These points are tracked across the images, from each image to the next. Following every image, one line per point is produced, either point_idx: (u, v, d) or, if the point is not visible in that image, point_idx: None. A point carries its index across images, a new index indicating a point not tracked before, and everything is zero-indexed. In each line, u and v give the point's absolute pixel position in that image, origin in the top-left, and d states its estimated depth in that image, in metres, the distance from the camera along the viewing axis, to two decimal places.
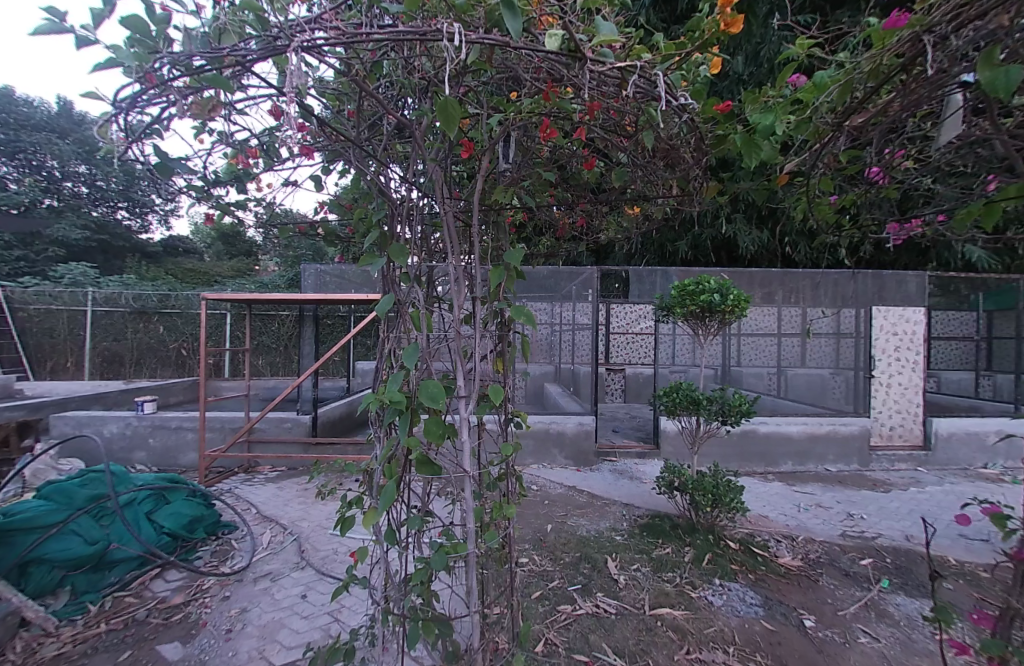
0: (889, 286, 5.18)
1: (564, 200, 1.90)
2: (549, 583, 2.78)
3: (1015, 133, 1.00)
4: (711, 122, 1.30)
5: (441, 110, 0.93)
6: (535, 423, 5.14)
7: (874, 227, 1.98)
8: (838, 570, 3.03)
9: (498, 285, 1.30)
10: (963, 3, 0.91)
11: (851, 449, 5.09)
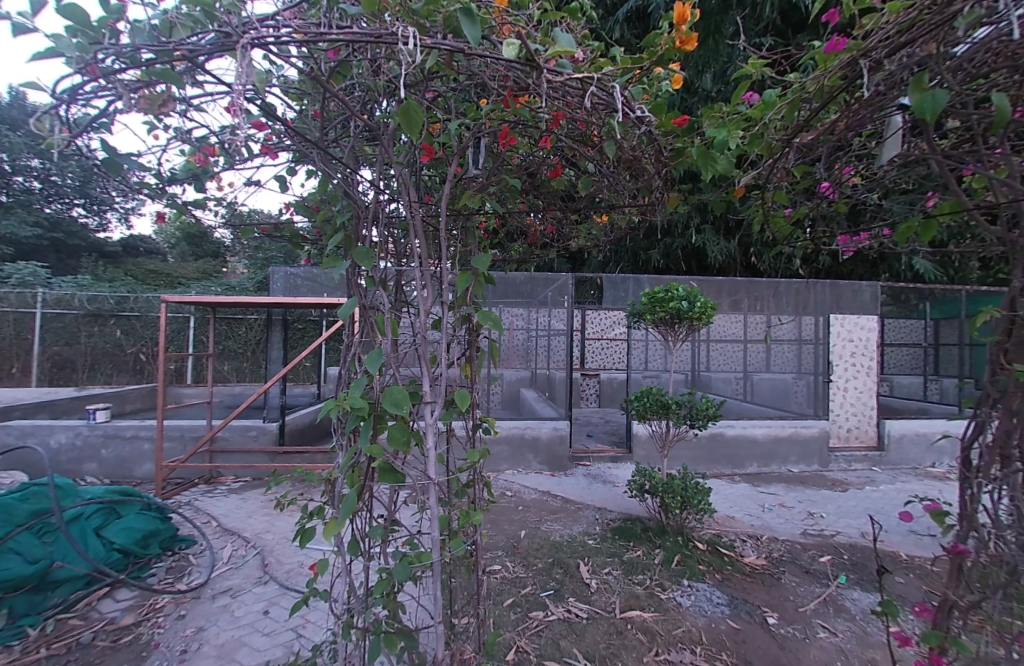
0: (845, 295, 5.47)
1: (535, 206, 1.92)
2: (521, 590, 2.77)
3: (946, 154, 1.07)
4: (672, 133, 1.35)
5: (404, 115, 0.92)
6: (507, 430, 5.13)
7: (827, 239, 2.09)
8: (799, 568, 3.15)
9: (465, 291, 1.29)
10: (897, 30, 0.98)
11: (811, 450, 5.33)
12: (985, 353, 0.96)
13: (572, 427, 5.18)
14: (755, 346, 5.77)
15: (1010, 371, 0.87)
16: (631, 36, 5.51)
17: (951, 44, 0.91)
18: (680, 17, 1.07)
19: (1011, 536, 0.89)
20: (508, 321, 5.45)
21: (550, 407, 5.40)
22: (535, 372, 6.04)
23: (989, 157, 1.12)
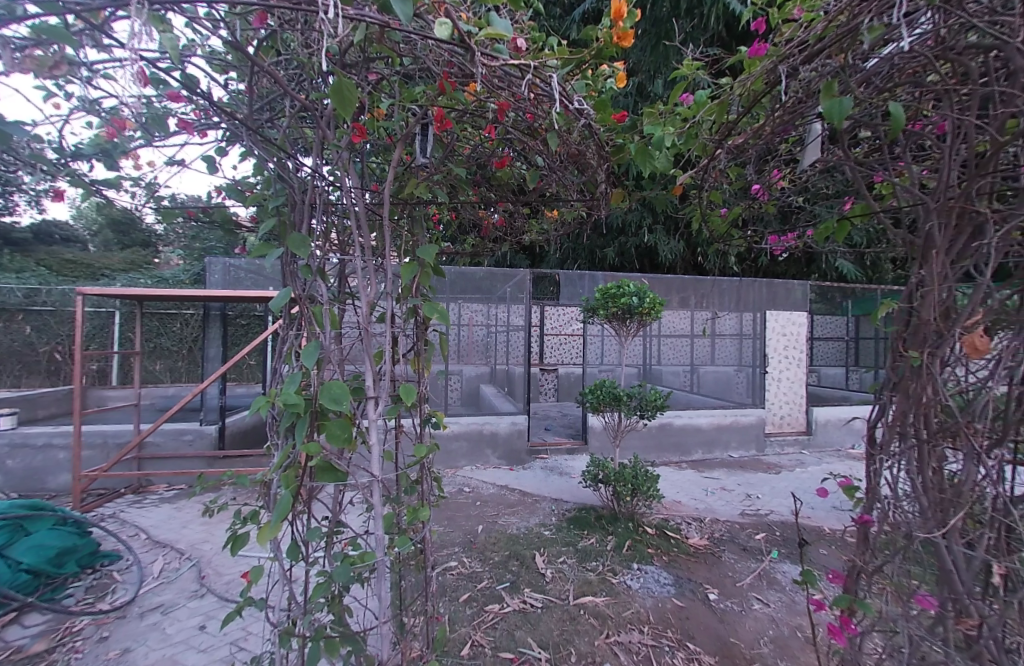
0: (780, 293, 5.87)
1: (486, 199, 1.89)
2: (477, 584, 2.77)
3: (857, 160, 1.16)
4: (612, 130, 1.38)
5: (335, 92, 0.88)
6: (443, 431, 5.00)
7: (760, 239, 2.23)
8: (737, 546, 3.37)
9: (411, 282, 1.25)
10: (810, 41, 1.05)
11: (750, 436, 5.72)
12: (886, 342, 1.06)
13: (529, 422, 5.23)
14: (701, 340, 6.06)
15: (906, 358, 0.97)
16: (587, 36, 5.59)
17: (857, 57, 0.99)
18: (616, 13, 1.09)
19: (905, 506, 0.98)
20: (466, 316, 5.39)
21: (507, 402, 5.38)
22: (495, 368, 5.54)
23: (894, 165, 1.23)
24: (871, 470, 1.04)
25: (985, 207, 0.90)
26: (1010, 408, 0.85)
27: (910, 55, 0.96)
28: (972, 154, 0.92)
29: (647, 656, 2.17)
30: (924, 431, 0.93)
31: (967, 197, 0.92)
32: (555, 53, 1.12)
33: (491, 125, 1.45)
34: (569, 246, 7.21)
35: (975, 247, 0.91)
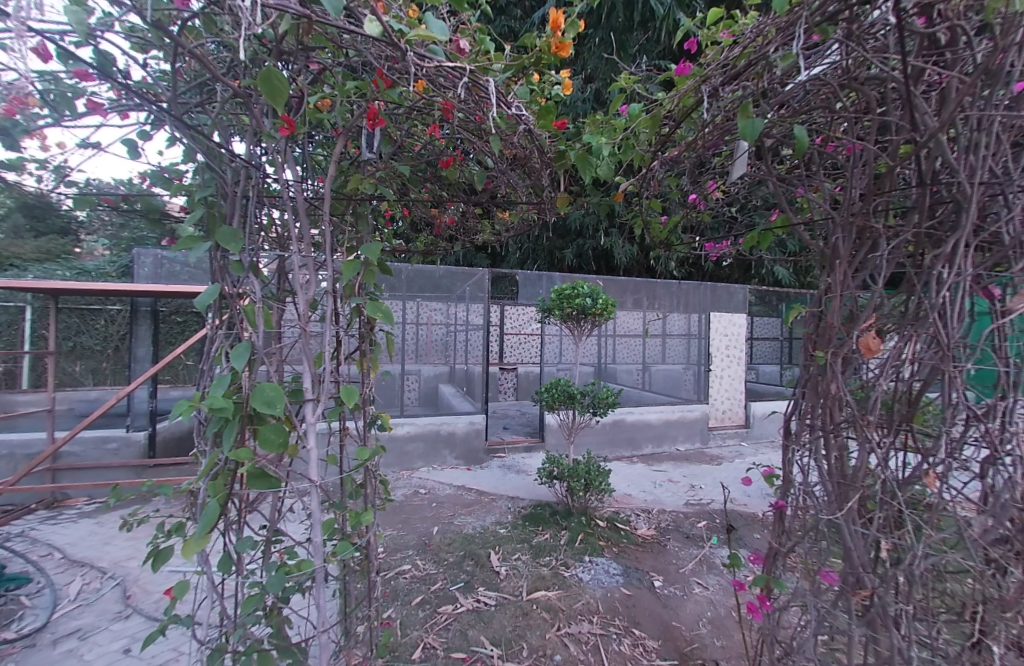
0: (722, 296, 6.25)
1: (438, 197, 1.87)
2: (431, 586, 2.75)
3: (777, 176, 1.27)
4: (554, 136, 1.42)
5: (264, 81, 0.85)
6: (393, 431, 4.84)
7: (698, 245, 2.36)
8: (681, 534, 3.56)
9: (354, 280, 1.21)
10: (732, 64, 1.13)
11: (695, 430, 6.04)
12: (799, 343, 1.16)
13: (487, 421, 5.24)
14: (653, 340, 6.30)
15: (814, 358, 1.06)
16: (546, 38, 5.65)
17: (772, 82, 1.08)
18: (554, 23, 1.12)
19: (814, 491, 1.08)
20: (425, 315, 5.30)
21: (466, 402, 5.33)
22: (454, 367, 5.31)
23: (809, 181, 1.35)
24: (787, 460, 1.13)
25: (877, 223, 1.01)
26: (898, 402, 0.96)
27: (819, 81, 1.05)
28: (869, 175, 1.02)
29: (595, 645, 2.25)
30: (830, 423, 1.03)
31: (866, 214, 1.02)
32: (497, 58, 1.14)
33: (436, 124, 1.43)
34: (528, 246, 7.26)
35: (871, 258, 1.01)
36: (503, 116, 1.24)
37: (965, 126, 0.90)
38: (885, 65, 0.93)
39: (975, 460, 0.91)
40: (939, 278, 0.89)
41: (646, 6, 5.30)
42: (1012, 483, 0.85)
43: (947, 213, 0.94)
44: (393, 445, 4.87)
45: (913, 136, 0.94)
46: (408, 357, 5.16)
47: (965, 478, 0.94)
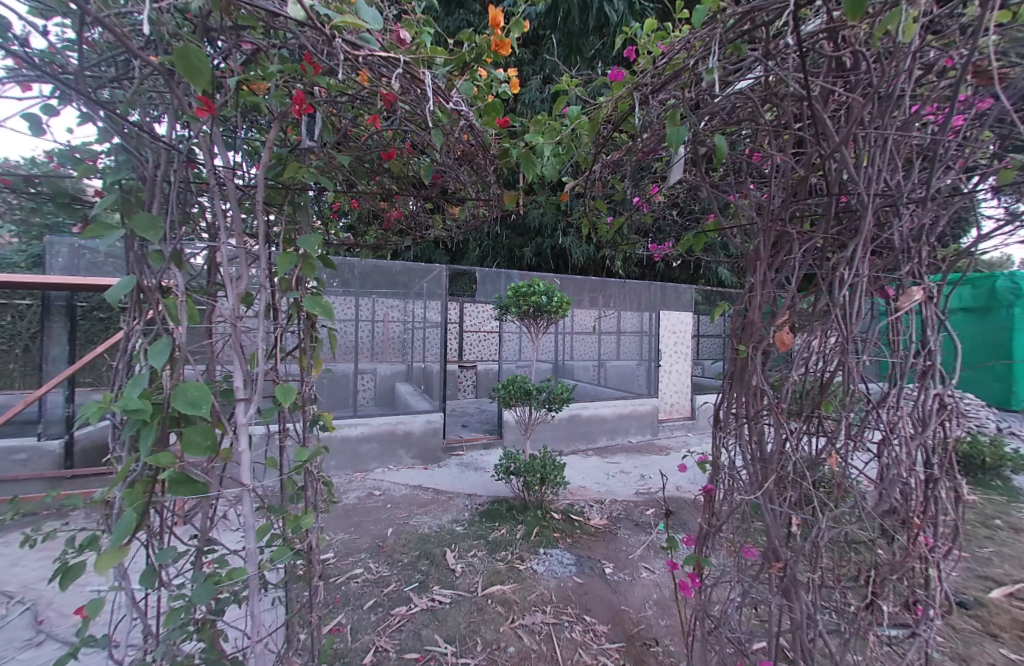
0: (670, 295, 6.54)
1: (386, 191, 1.82)
2: (384, 589, 2.69)
3: (708, 182, 1.35)
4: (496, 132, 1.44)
5: (181, 58, 0.81)
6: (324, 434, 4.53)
7: (643, 245, 2.44)
8: (631, 522, 3.71)
9: (291, 274, 1.16)
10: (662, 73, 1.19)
11: (647, 422, 6.31)
12: (727, 339, 1.24)
13: (445, 419, 5.18)
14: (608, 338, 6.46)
15: (739, 351, 1.15)
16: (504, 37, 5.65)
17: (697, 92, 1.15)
18: (493, 21, 1.16)
19: (740, 475, 1.17)
20: (381, 312, 5.13)
21: (423, 400, 5.23)
22: (411, 365, 5.44)
23: (738, 188, 1.43)
24: (717, 446, 1.21)
25: (791, 227, 1.10)
26: (810, 390, 1.05)
27: (741, 93, 1.13)
28: (785, 183, 1.11)
29: (548, 634, 2.30)
30: (751, 409, 1.12)
31: (781, 220, 1.11)
32: (437, 52, 1.15)
33: (378, 114, 1.39)
34: (488, 243, 7.22)
35: (787, 260, 1.10)
36: (442, 110, 1.25)
37: (863, 141, 0.99)
38: (794, 81, 1.01)
39: (870, 441, 1.01)
40: (841, 278, 0.98)
41: (600, 13, 5.42)
42: (901, 461, 0.95)
43: (849, 220, 1.04)
44: (346, 447, 4.71)
45: (819, 149, 1.03)
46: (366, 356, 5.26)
47: (864, 457, 1.05)
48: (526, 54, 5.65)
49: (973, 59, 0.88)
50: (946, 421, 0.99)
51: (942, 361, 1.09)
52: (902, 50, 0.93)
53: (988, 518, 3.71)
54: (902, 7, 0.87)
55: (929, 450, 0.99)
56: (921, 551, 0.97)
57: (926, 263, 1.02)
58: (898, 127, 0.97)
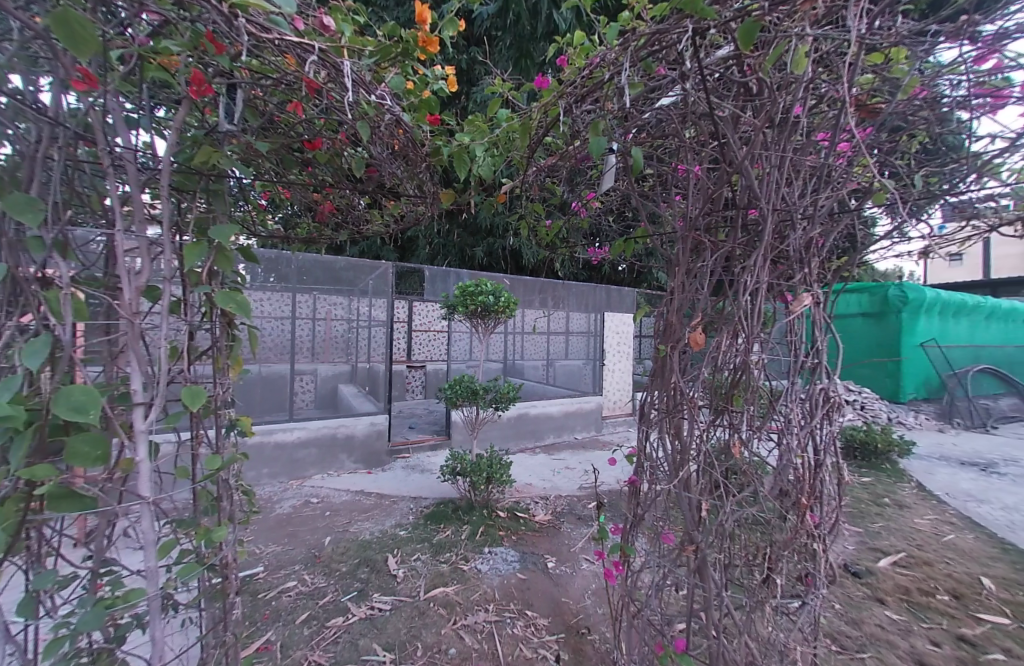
0: (614, 297, 6.81)
1: (318, 182, 1.74)
2: (319, 600, 2.56)
3: (635, 190, 1.43)
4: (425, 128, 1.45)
5: (59, 23, 0.74)
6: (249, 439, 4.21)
7: (582, 248, 2.52)
8: (574, 516, 3.82)
9: (202, 267, 1.07)
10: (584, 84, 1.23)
11: (592, 419, 6.52)
12: (652, 340, 1.31)
13: (389, 421, 5.04)
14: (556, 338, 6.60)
15: (661, 350, 1.22)
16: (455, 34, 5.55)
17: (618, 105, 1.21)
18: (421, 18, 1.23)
19: (662, 466, 1.24)
20: (323, 309, 4.85)
21: (367, 402, 5.04)
22: (356, 366, 5.10)
23: (663, 197, 1.53)
24: (641, 440, 1.27)
25: (705, 235, 1.19)
26: (721, 386, 1.13)
27: (660, 109, 1.21)
28: (701, 196, 1.19)
29: (489, 632, 2.32)
30: (670, 404, 1.19)
31: (696, 229, 1.19)
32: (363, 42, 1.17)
33: (304, 101, 1.33)
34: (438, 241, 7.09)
35: (701, 267, 1.19)
36: (365, 102, 1.26)
37: (763, 160, 1.09)
38: (703, 102, 1.10)
39: (771, 431, 1.12)
40: (744, 285, 1.07)
41: (550, 19, 5.48)
42: (793, 448, 1.06)
43: (752, 231, 1.14)
44: (280, 454, 4.43)
45: (727, 166, 1.12)
46: (306, 355, 4.85)
47: (767, 447, 1.15)
48: (479, 53, 5.58)
49: (848, 92, 0.99)
50: (831, 413, 1.12)
51: (831, 359, 1.22)
52: (791, 81, 1.04)
53: (878, 497, 4.23)
54: (789, 43, 0.97)
55: (818, 438, 1.11)
56: (808, 529, 1.09)
57: (816, 272, 1.14)
58: (793, 149, 1.09)
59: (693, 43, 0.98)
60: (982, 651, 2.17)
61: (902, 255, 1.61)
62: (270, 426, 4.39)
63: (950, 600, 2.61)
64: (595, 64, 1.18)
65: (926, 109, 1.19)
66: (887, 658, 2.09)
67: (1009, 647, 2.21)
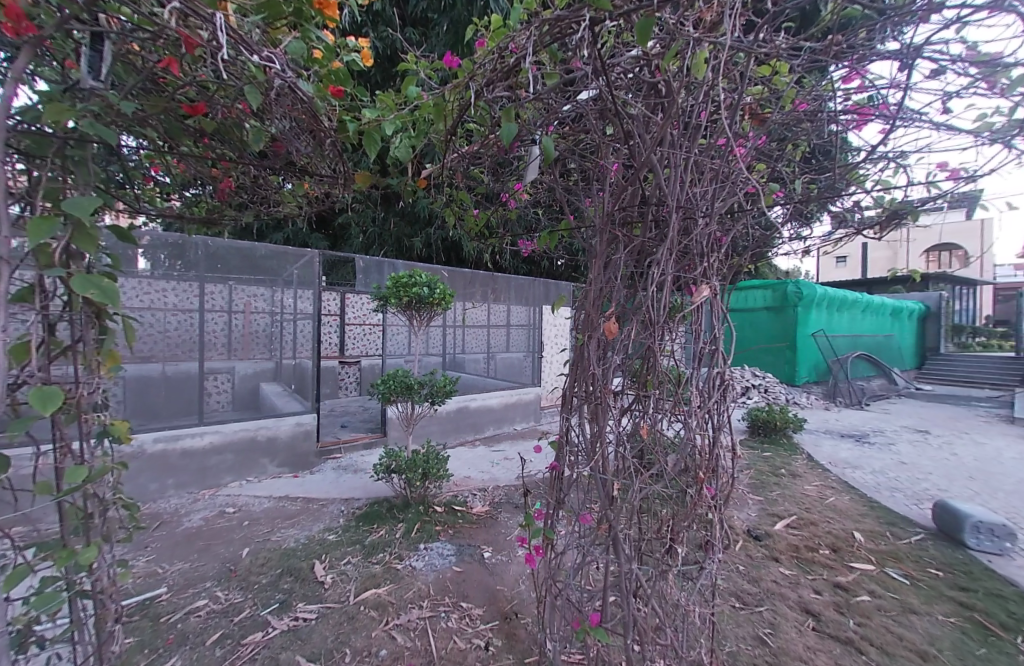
0: (552, 290, 6.95)
1: (215, 156, 1.57)
2: (234, 617, 2.36)
3: (557, 182, 1.45)
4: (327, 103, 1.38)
5: None
6: (149, 447, 3.77)
7: (514, 240, 2.52)
8: (511, 505, 3.86)
9: (53, 247, 0.90)
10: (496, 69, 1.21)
11: (530, 410, 6.61)
12: (572, 329, 1.35)
13: (317, 421, 4.67)
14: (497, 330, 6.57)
15: (579, 339, 1.27)
16: (389, 11, 5.27)
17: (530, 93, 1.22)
18: None
19: (580, 450, 1.28)
20: (241, 301, 4.55)
21: (292, 401, 4.69)
22: (281, 363, 4.90)
23: (585, 191, 1.57)
24: (563, 426, 1.30)
25: (620, 228, 1.24)
26: (635, 371, 1.18)
27: (578, 104, 1.23)
28: (614, 189, 1.23)
29: (422, 629, 2.27)
30: (588, 391, 1.22)
31: (609, 221, 1.23)
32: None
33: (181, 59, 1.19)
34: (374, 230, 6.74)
35: (615, 259, 1.23)
36: (253, 66, 1.17)
37: (667, 156, 1.14)
38: (615, 98, 1.13)
39: (678, 413, 1.19)
40: (652, 277, 1.13)
41: (487, 7, 5.39)
42: (690, 428, 1.15)
43: (660, 225, 1.19)
44: (189, 461, 3.95)
45: (634, 160, 1.16)
46: (219, 353, 4.53)
47: (675, 427, 1.23)
48: (415, 34, 5.39)
49: (740, 97, 1.07)
50: (727, 394, 1.22)
51: (729, 346, 1.33)
52: (692, 81, 1.09)
53: (777, 468, 4.76)
54: (686, 45, 1.03)
55: (716, 418, 1.20)
56: (707, 501, 1.18)
57: (716, 266, 1.23)
58: (697, 149, 1.15)
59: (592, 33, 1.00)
60: (854, 594, 2.53)
61: (792, 253, 1.81)
62: (174, 432, 3.88)
63: (830, 553, 3.02)
64: (508, 50, 1.17)
65: (807, 120, 1.33)
66: (780, 609, 2.36)
67: (873, 588, 2.59)
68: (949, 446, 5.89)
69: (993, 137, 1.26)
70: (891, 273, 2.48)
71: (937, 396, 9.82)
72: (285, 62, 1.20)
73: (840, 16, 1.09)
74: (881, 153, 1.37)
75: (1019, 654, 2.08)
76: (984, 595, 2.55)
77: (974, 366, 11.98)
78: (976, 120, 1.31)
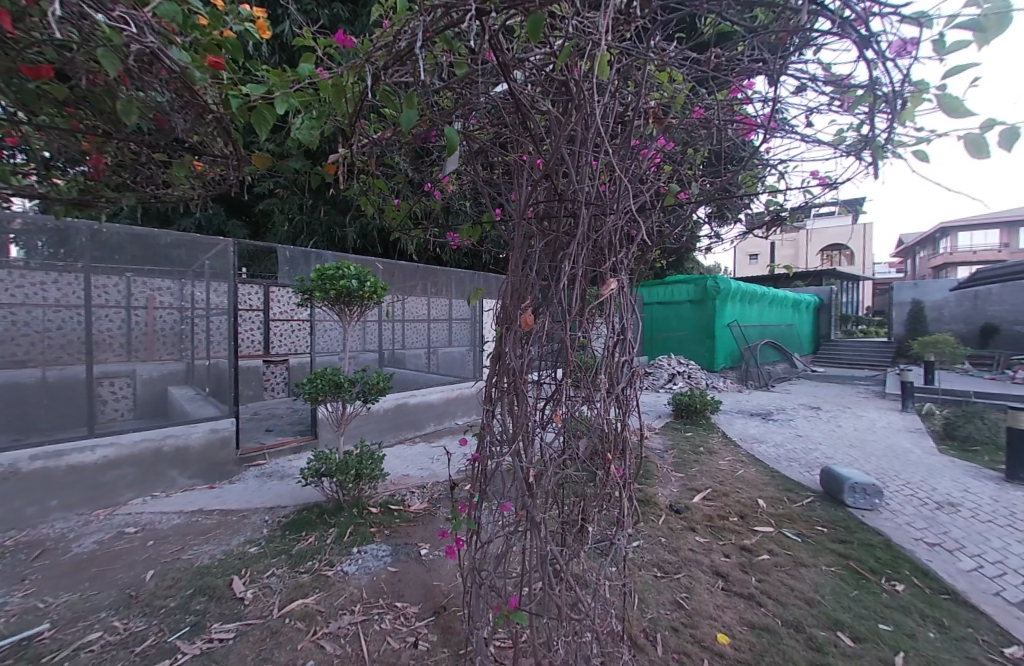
0: (491, 284, 6.92)
1: (82, 129, 1.38)
2: (135, 648, 2.11)
3: (474, 173, 1.45)
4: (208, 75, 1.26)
5: None
6: (25, 466, 3.24)
7: (442, 231, 2.47)
8: (450, 500, 3.84)
9: None
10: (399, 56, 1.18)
11: (471, 404, 6.58)
12: (493, 322, 1.36)
13: (235, 426, 4.27)
14: (438, 325, 6.47)
15: (498, 332, 1.28)
16: None
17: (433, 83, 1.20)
18: None
19: (498, 442, 1.31)
20: (143, 296, 4.12)
21: (207, 407, 4.27)
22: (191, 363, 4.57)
23: (508, 185, 1.57)
24: (485, 419, 1.32)
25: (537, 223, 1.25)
26: (551, 361, 1.23)
27: (491, 96, 1.24)
28: (527, 183, 1.25)
29: (355, 634, 2.20)
30: (507, 382, 1.24)
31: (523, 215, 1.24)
32: None
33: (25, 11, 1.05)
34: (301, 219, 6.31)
35: (529, 253, 1.24)
36: (109, 28, 1.05)
37: (573, 152, 1.17)
38: (525, 93, 1.14)
39: (590, 400, 1.24)
40: (562, 270, 1.16)
41: None
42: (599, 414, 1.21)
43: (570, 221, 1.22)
44: (80, 479, 3.45)
45: (541, 155, 1.18)
46: (116, 353, 4.02)
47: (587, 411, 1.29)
48: (341, 11, 5.17)
49: (640, 99, 1.12)
50: (635, 379, 1.30)
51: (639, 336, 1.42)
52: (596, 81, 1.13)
53: (697, 447, 5.19)
54: (584, 46, 1.06)
55: (622, 403, 1.28)
56: (615, 480, 1.27)
57: (624, 260, 1.29)
58: (603, 147, 1.19)
59: (482, 27, 0.99)
60: (756, 554, 2.84)
61: (700, 249, 1.98)
62: (59, 446, 3.37)
63: (739, 520, 3.35)
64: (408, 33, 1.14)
65: (704, 127, 1.44)
66: (695, 574, 2.59)
67: (772, 547, 2.92)
68: (837, 420, 6.76)
69: (848, 150, 1.45)
70: (790, 269, 2.70)
71: (828, 377, 11.21)
72: (147, 25, 1.09)
73: (718, 30, 1.20)
74: (764, 159, 1.52)
75: (881, 592, 2.45)
76: (857, 545, 2.98)
77: (855, 350, 13.83)
78: (836, 135, 1.50)
